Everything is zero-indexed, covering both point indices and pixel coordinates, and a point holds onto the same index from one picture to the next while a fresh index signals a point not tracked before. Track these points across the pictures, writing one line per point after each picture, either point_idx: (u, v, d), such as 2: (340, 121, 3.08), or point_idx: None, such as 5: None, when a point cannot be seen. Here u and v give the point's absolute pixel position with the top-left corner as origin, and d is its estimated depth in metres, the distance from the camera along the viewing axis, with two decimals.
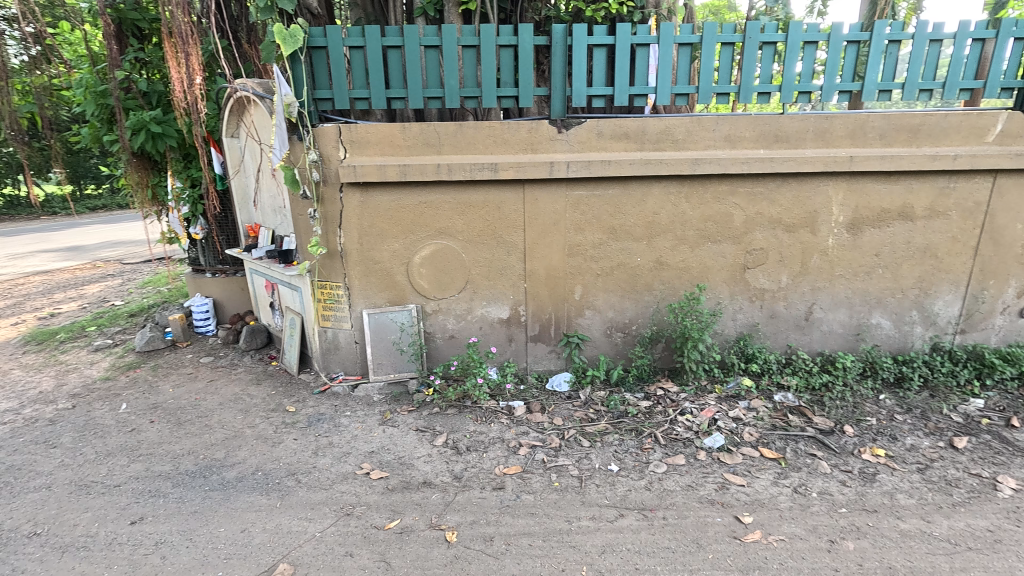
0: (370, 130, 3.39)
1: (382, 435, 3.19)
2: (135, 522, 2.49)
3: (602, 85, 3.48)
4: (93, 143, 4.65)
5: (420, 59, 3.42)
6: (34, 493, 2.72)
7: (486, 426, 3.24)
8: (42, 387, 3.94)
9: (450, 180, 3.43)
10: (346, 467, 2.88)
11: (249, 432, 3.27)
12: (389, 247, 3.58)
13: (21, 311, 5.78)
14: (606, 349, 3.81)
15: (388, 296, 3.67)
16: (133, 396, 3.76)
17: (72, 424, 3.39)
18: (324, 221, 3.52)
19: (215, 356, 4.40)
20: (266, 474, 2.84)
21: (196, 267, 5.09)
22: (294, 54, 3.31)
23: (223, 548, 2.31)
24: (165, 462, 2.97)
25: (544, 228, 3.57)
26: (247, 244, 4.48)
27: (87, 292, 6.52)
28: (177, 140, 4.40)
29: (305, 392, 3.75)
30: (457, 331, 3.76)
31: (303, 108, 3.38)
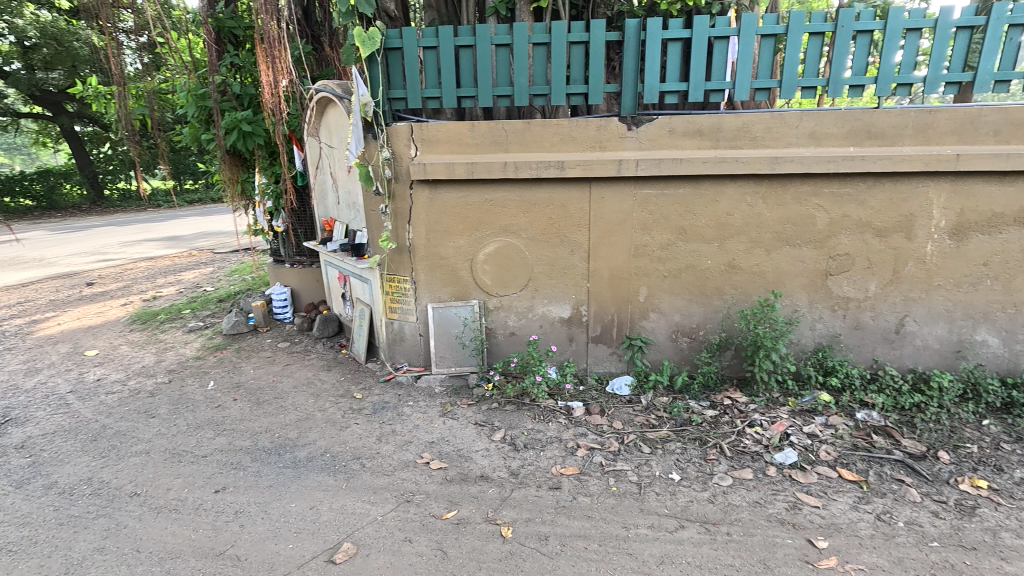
0: (440, 129, 3.47)
1: (442, 426, 3.27)
2: (219, 491, 2.70)
3: (675, 80, 3.36)
4: (192, 143, 5.06)
5: (491, 58, 3.46)
6: (136, 457, 3.02)
7: (544, 425, 3.23)
8: (144, 362, 4.37)
9: (515, 178, 3.45)
10: (407, 455, 2.98)
11: (320, 415, 3.46)
12: (454, 243, 3.66)
13: (129, 293, 6.44)
14: (670, 354, 3.69)
15: (452, 291, 3.75)
16: (220, 375, 4.09)
17: (168, 397, 3.74)
18: (394, 216, 3.66)
19: (292, 342, 4.70)
20: (334, 456, 2.99)
21: (278, 258, 5.44)
22: (371, 55, 3.46)
23: (294, 523, 2.45)
24: (245, 437, 3.20)
25: (610, 227, 3.51)
26: (323, 238, 4.73)
27: (183, 278, 7.15)
28: (265, 139, 4.73)
29: (371, 380, 3.92)
30: (517, 329, 3.78)
31: (379, 107, 3.52)
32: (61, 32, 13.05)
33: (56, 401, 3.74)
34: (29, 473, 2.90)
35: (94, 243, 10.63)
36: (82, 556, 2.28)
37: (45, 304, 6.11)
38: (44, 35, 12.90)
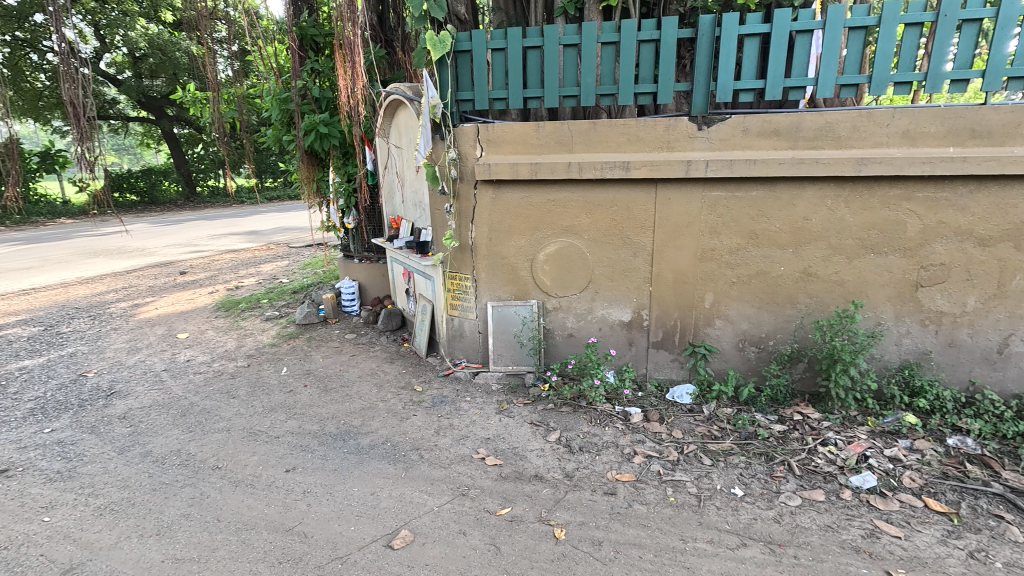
0: (505, 130, 3.51)
1: (498, 423, 3.31)
2: (289, 470, 2.88)
3: (752, 78, 3.21)
4: (275, 144, 5.42)
5: (559, 58, 3.46)
6: (217, 433, 3.28)
7: (600, 429, 3.19)
8: (227, 346, 4.73)
9: (579, 178, 3.42)
10: (463, 450, 3.04)
11: (382, 405, 3.60)
12: (515, 243, 3.69)
13: (215, 282, 6.99)
14: (736, 363, 3.54)
15: (511, 291, 3.78)
16: (292, 362, 4.35)
17: (247, 380, 4.03)
18: (458, 216, 3.74)
19: (358, 333, 4.92)
20: (394, 445, 3.10)
21: (347, 253, 5.72)
22: (442, 58, 3.55)
23: (356, 506, 2.57)
24: (314, 422, 3.39)
25: (676, 230, 3.40)
26: (390, 235, 4.92)
27: (262, 270, 7.67)
28: (339, 140, 4.97)
29: (431, 374, 4.03)
30: (576, 330, 3.76)
31: (447, 108, 3.61)
32: (165, 43, 14.36)
33: (153, 377, 4.13)
34: (129, 441, 3.22)
35: (187, 235, 11.63)
36: (171, 520, 2.51)
37: (145, 289, 6.76)
38: (152, 46, 14.24)
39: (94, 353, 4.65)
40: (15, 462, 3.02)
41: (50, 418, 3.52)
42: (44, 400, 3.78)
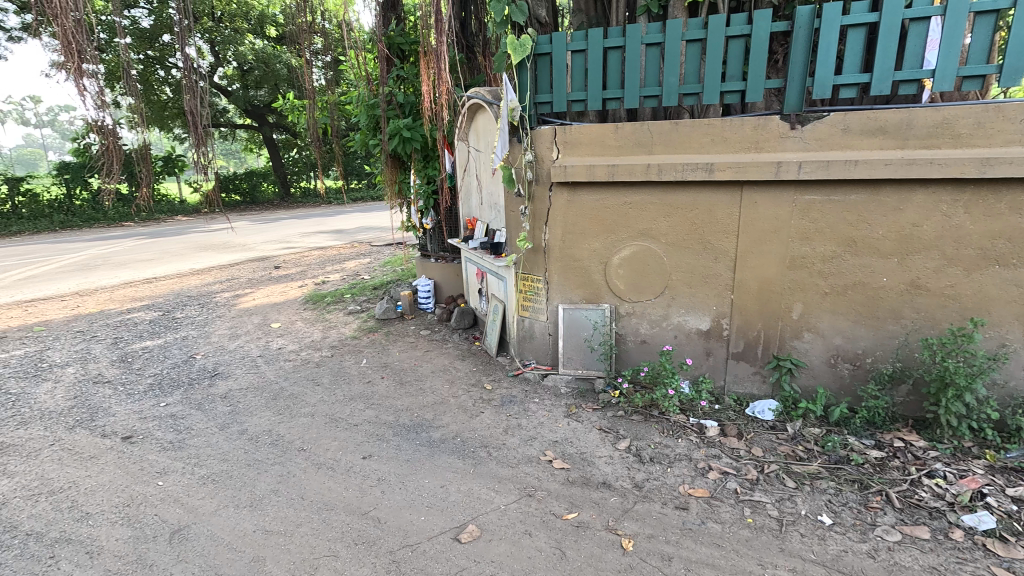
0: (583, 131, 3.48)
1: (566, 427, 3.29)
2: (366, 458, 3.03)
3: (855, 72, 2.96)
4: (362, 147, 5.74)
5: (641, 57, 3.38)
6: (303, 417, 3.53)
7: (673, 441, 3.07)
8: (314, 337, 5.07)
9: (658, 181, 3.33)
10: (531, 451, 3.05)
11: (453, 401, 3.70)
12: (589, 245, 3.65)
13: (305, 277, 7.52)
14: (827, 381, 3.27)
15: (583, 294, 3.74)
16: (371, 355, 4.58)
17: (330, 369, 4.30)
18: (533, 217, 3.76)
19: (432, 330, 5.09)
20: (464, 441, 3.18)
21: (425, 252, 5.94)
22: (522, 62, 3.60)
23: (426, 497, 2.66)
24: (389, 413, 3.55)
25: (762, 236, 3.21)
26: (466, 236, 5.05)
27: (346, 266, 8.14)
28: (421, 143, 5.15)
29: (501, 373, 4.09)
30: (649, 337, 3.65)
31: (525, 111, 3.64)
32: (269, 57, 15.71)
33: (250, 362, 4.52)
34: (229, 419, 3.54)
35: (282, 233, 12.61)
36: (262, 494, 2.73)
37: (245, 281, 7.41)
38: (257, 60, 15.63)
39: (202, 337, 5.17)
40: (137, 430, 3.42)
41: (165, 393, 3.96)
42: (161, 377, 4.26)
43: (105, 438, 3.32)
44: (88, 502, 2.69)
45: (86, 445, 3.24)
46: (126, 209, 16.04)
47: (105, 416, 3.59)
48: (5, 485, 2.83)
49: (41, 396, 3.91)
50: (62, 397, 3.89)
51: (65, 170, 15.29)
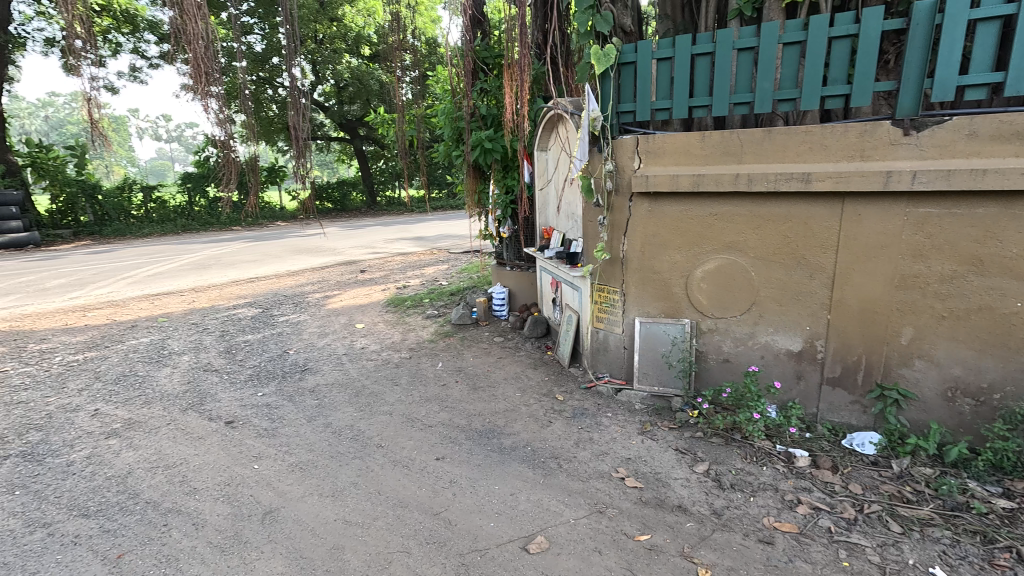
0: (667, 141, 3.39)
1: (640, 444, 3.18)
2: (439, 459, 3.12)
3: (985, 70, 2.66)
4: (445, 158, 5.96)
5: (732, 63, 3.24)
6: (382, 415, 3.70)
7: (757, 468, 2.88)
8: (394, 338, 5.31)
9: (748, 191, 3.16)
10: (602, 466, 2.98)
11: (524, 409, 3.71)
12: (669, 257, 3.53)
13: (388, 281, 7.91)
14: (943, 416, 2.92)
15: (662, 307, 3.62)
16: (446, 358, 4.72)
17: (408, 370, 4.48)
18: (611, 228, 3.71)
19: (505, 337, 5.15)
20: (534, 451, 3.17)
21: (500, 261, 6.03)
22: (605, 71, 3.59)
23: (496, 504, 2.68)
24: (462, 417, 3.63)
25: (866, 252, 2.94)
26: (542, 245, 5.07)
27: (426, 272, 8.46)
28: (501, 155, 5.28)
29: (573, 385, 4.04)
30: (733, 356, 3.46)
31: (607, 121, 3.61)
32: (363, 74, 16.84)
33: (336, 359, 4.82)
34: (316, 411, 3.79)
35: (368, 239, 13.38)
36: (343, 485, 2.88)
37: (334, 283, 7.92)
38: (353, 77, 16.81)
39: (295, 334, 5.59)
40: (238, 416, 3.76)
41: (263, 384, 4.32)
42: (259, 368, 4.65)
43: (212, 421, 3.67)
44: (196, 478, 2.98)
45: (196, 426, 3.60)
46: (236, 215, 17.79)
47: (212, 401, 3.98)
48: (131, 457, 3.21)
49: (162, 379, 4.41)
50: (178, 381, 4.37)
51: (188, 180, 17.28)
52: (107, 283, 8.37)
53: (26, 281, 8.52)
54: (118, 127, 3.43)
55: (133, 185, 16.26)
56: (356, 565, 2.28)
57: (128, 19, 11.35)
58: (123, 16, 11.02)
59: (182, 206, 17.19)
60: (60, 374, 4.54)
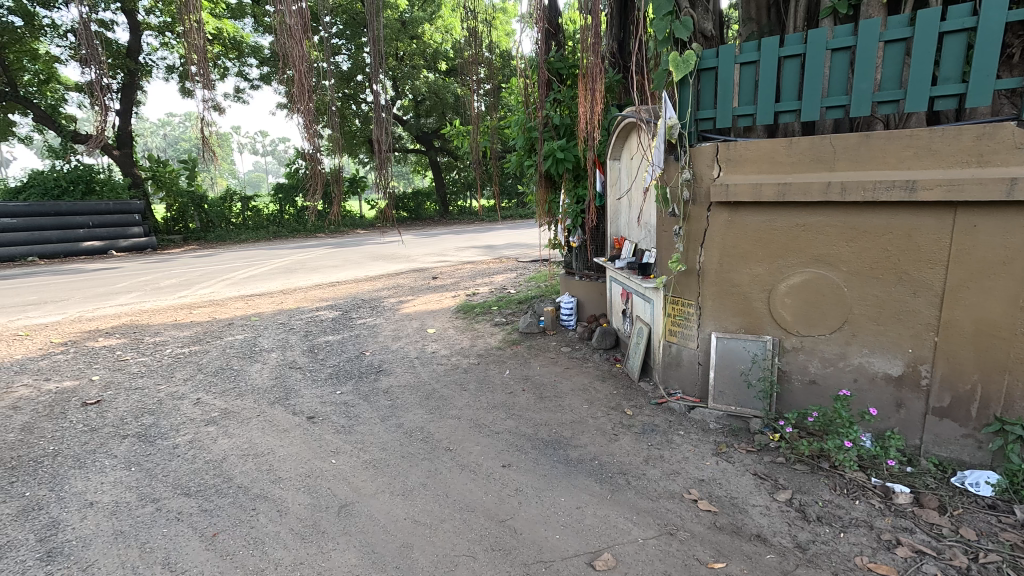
0: (750, 148, 3.23)
1: (715, 466, 3.03)
2: (505, 466, 3.14)
3: None
4: (517, 167, 6.03)
5: (825, 64, 3.05)
6: (451, 419, 3.78)
7: (848, 502, 2.64)
8: (463, 344, 5.43)
9: (841, 201, 2.94)
10: (673, 486, 2.87)
11: (592, 421, 3.65)
12: (750, 270, 3.34)
13: (458, 288, 8.11)
14: None
15: (741, 322, 3.43)
16: (514, 366, 4.75)
17: (476, 376, 4.55)
18: (687, 238, 3.58)
19: (573, 348, 5.10)
20: (602, 465, 3.11)
21: (569, 270, 5.98)
22: (684, 78, 3.48)
23: (561, 516, 2.65)
24: (528, 425, 3.63)
25: (982, 268, 2.65)
26: (612, 255, 5.00)
27: (495, 280, 8.60)
28: (573, 164, 5.26)
29: (643, 400, 3.92)
30: (820, 378, 3.21)
31: (685, 129, 3.49)
32: (440, 88, 17.48)
33: (408, 362, 5.00)
34: (389, 411, 3.95)
35: (440, 246, 13.84)
36: (413, 485, 2.98)
37: (407, 289, 8.24)
38: (430, 91, 17.51)
39: (371, 336, 5.87)
40: (319, 411, 3.99)
41: (341, 382, 4.56)
42: (338, 368, 4.92)
43: (295, 415, 3.93)
44: (280, 467, 3.20)
45: (282, 419, 3.87)
46: (321, 223, 19.04)
47: (296, 397, 4.26)
48: (225, 444, 3.50)
49: (253, 374, 4.79)
50: (267, 376, 4.72)
51: (281, 191, 18.77)
52: (209, 284, 9.24)
53: (145, 281, 9.61)
54: (223, 143, 3.74)
55: (234, 196, 17.87)
56: (424, 565, 2.34)
57: (235, 45, 12.54)
58: (231, 43, 12.18)
59: (274, 214, 18.67)
60: (169, 365, 5.06)
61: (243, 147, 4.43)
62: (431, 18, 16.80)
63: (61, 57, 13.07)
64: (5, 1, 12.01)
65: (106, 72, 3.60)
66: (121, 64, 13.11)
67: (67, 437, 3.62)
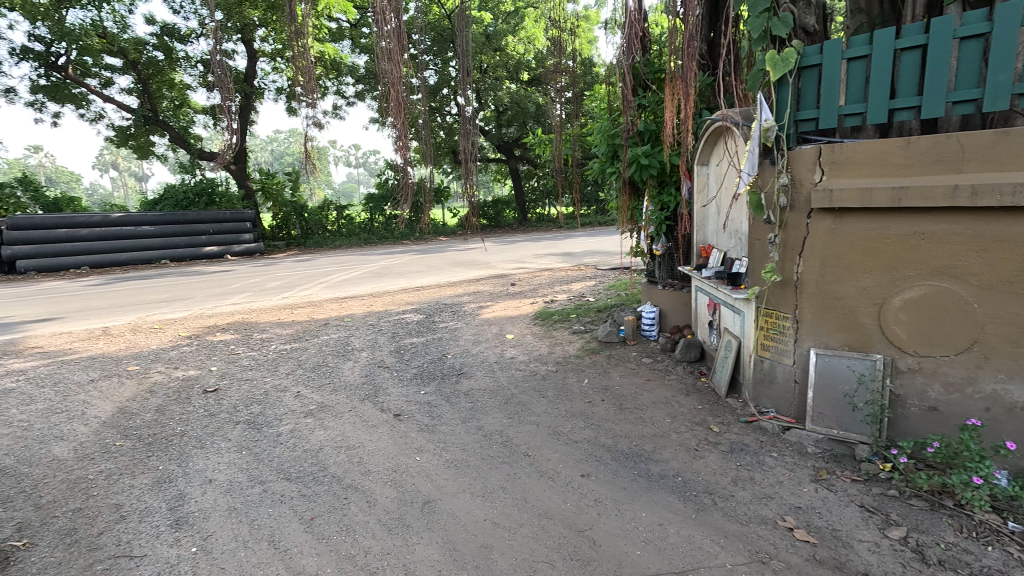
0: (858, 149, 2.98)
1: (813, 494, 2.80)
2: (584, 476, 3.10)
3: None
4: (598, 175, 5.95)
5: (951, 56, 2.76)
6: (529, 425, 3.81)
7: (977, 547, 2.33)
8: (541, 351, 5.46)
9: (970, 207, 2.65)
10: (765, 511, 2.69)
11: (675, 436, 3.51)
12: (856, 282, 3.07)
13: (536, 295, 8.18)
14: None
15: (845, 339, 3.15)
16: (592, 375, 4.70)
17: (554, 383, 4.56)
18: (783, 247, 3.37)
19: (655, 359, 4.95)
20: (686, 482, 2.98)
21: (651, 279, 5.83)
22: (782, 78, 3.30)
23: (643, 532, 2.57)
24: (608, 436, 3.57)
25: None
26: (699, 264, 4.86)
27: (573, 287, 8.57)
28: (658, 170, 5.12)
29: (731, 417, 3.72)
30: (943, 405, 2.88)
31: (782, 131, 3.29)
32: (522, 98, 17.83)
33: (488, 366, 5.11)
34: (469, 413, 4.06)
35: (518, 253, 14.04)
36: (493, 487, 3.03)
37: (487, 295, 8.44)
38: (512, 101, 17.89)
39: (453, 340, 6.07)
40: (404, 410, 4.19)
41: (425, 383, 4.76)
42: (422, 369, 5.14)
43: (383, 412, 4.15)
44: (370, 461, 3.40)
45: (372, 415, 4.11)
46: (407, 231, 20.04)
47: (384, 395, 4.51)
48: (322, 435, 3.77)
49: (346, 371, 5.13)
50: (358, 374, 5.03)
51: (371, 200, 20.01)
52: (308, 287, 10.04)
53: (254, 282, 10.63)
54: (323, 157, 4.09)
55: (331, 205, 19.29)
56: (504, 567, 2.38)
57: (335, 67, 13.61)
58: (332, 64, 13.24)
59: (366, 223, 19.91)
60: (274, 359, 5.56)
61: (341, 160, 4.78)
62: (514, 30, 17.20)
63: (192, 85, 14.91)
64: (151, 39, 13.93)
65: (229, 95, 4.09)
66: (239, 88, 14.69)
67: (192, 420, 4.09)
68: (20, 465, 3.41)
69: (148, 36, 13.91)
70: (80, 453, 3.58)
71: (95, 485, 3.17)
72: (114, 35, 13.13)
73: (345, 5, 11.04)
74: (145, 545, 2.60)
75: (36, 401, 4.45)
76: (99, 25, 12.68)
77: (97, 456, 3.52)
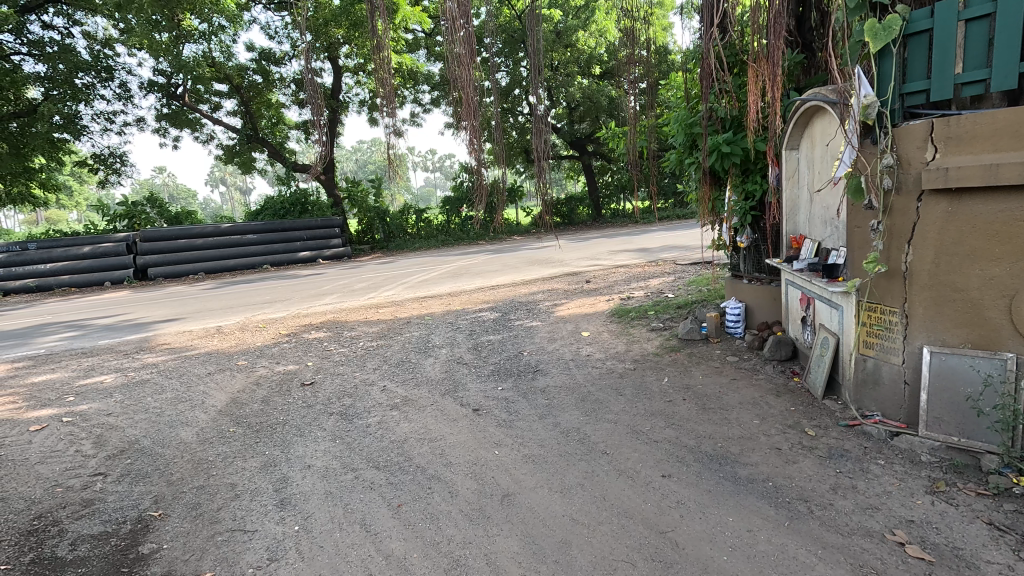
0: (981, 121, 2.66)
1: (930, 507, 2.52)
2: (665, 476, 3.01)
3: None
4: (676, 166, 5.68)
5: None
6: (607, 423, 3.76)
7: None
8: (618, 349, 5.36)
9: None
10: (870, 523, 2.46)
11: (764, 439, 3.31)
12: (981, 271, 2.72)
13: (613, 292, 8.03)
14: None
15: (967, 335, 2.81)
16: (673, 374, 4.54)
17: (633, 382, 4.45)
18: (888, 234, 3.06)
19: (741, 357, 4.69)
20: (777, 488, 2.80)
21: (735, 273, 5.53)
22: (885, 48, 3.02)
23: (730, 537, 2.46)
24: (690, 437, 3.43)
25: None
26: (789, 256, 4.54)
27: (651, 284, 8.32)
28: (741, 157, 4.84)
29: (828, 420, 3.44)
30: None
31: (885, 107, 3.00)
32: (594, 92, 17.63)
33: (564, 364, 5.10)
34: (546, 410, 4.08)
35: (593, 251, 13.88)
36: (571, 484, 3.03)
37: (562, 293, 8.42)
38: (584, 97, 17.76)
39: (529, 337, 6.12)
40: (483, 405, 4.30)
41: (502, 380, 4.85)
42: (499, 366, 5.24)
43: (463, 407, 4.29)
44: (451, 453, 3.53)
45: (453, 409, 4.26)
46: (482, 232, 20.47)
47: (463, 390, 4.65)
48: (406, 428, 3.97)
49: (427, 367, 5.35)
50: (439, 370, 5.24)
51: (448, 203, 20.69)
52: (391, 287, 10.59)
53: (342, 284, 11.35)
54: (404, 164, 4.28)
55: (410, 210, 20.19)
56: (583, 564, 2.37)
57: (412, 77, 14.19)
58: (409, 74, 13.83)
59: (443, 225, 20.63)
60: (362, 356, 5.91)
61: (419, 164, 4.97)
62: (585, 25, 17.02)
63: (286, 103, 16.24)
64: (252, 64, 15.34)
65: (320, 110, 4.40)
66: (328, 103, 15.78)
67: (293, 411, 4.46)
68: (156, 446, 3.92)
69: (249, 62, 15.31)
70: (201, 437, 4.03)
71: (214, 466, 3.57)
72: (222, 63, 14.58)
73: (421, 17, 11.48)
74: (257, 521, 2.88)
75: (166, 391, 5.06)
76: (209, 56, 14.12)
77: (215, 441, 3.96)
